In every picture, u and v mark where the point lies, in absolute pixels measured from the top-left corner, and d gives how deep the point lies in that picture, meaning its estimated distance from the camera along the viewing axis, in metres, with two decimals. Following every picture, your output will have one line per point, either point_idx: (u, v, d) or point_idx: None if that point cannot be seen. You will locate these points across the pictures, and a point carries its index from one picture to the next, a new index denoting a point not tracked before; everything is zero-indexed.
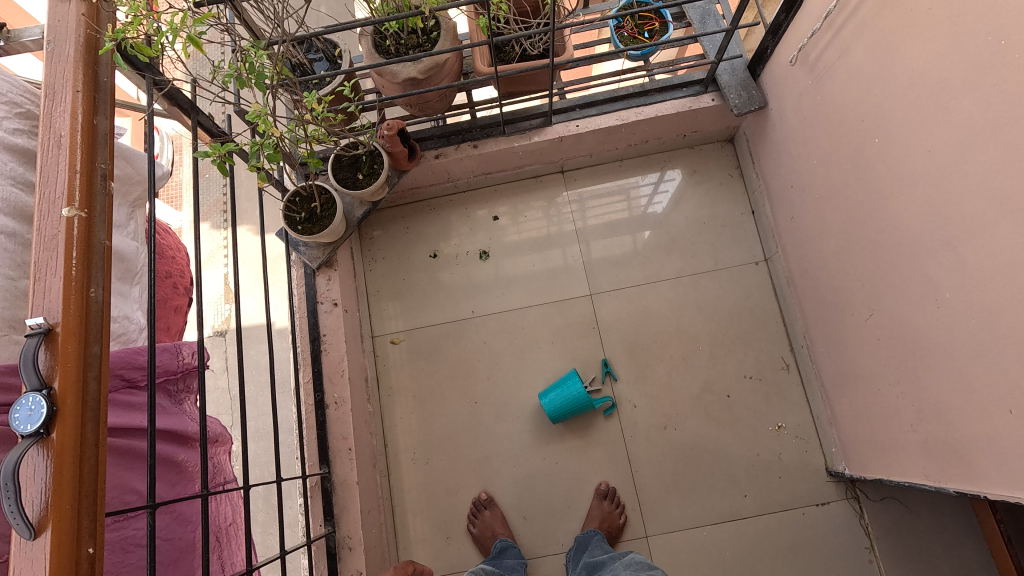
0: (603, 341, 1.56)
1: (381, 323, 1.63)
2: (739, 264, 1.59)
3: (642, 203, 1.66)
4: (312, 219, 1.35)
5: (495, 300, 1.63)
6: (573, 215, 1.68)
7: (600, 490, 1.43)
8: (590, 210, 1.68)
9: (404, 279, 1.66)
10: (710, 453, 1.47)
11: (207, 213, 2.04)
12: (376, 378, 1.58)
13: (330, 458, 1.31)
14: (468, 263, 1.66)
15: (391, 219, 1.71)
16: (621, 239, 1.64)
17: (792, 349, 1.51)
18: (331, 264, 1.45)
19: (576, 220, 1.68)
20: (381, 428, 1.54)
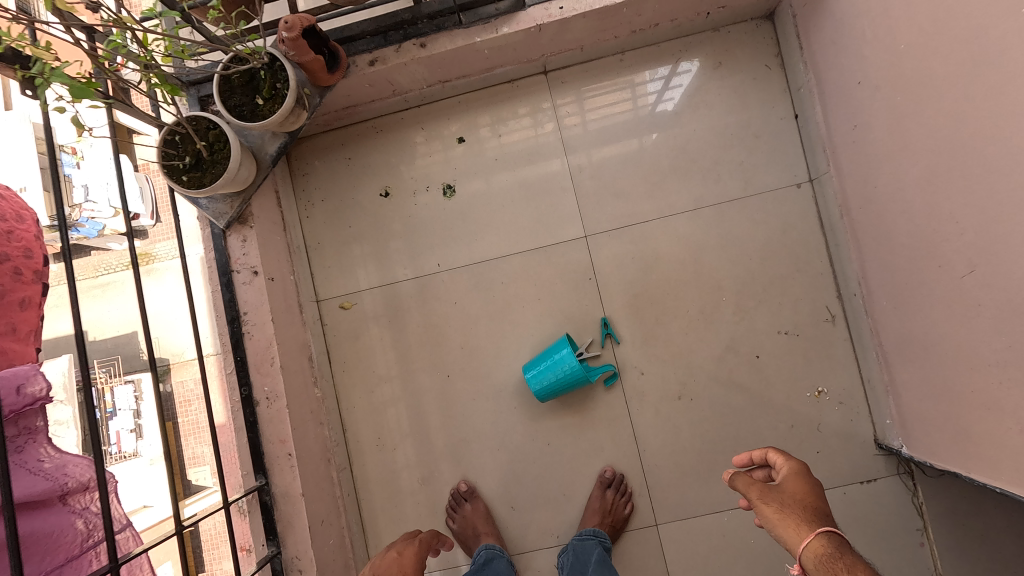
0: (602, 296, 1.26)
1: (327, 283, 1.31)
2: (775, 189, 1.23)
3: (649, 106, 1.27)
4: (201, 165, 0.97)
5: (466, 248, 1.30)
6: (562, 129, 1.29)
7: (604, 478, 1.21)
8: (588, 118, 1.29)
9: (351, 226, 1.32)
10: (734, 427, 1.22)
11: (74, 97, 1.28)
12: (328, 352, 1.30)
13: (267, 467, 1.08)
14: (431, 201, 1.31)
15: (327, 149, 1.33)
16: (623, 161, 1.27)
17: (839, 296, 1.20)
18: (247, 220, 1.11)
19: (568, 134, 1.29)
20: (339, 412, 1.29)
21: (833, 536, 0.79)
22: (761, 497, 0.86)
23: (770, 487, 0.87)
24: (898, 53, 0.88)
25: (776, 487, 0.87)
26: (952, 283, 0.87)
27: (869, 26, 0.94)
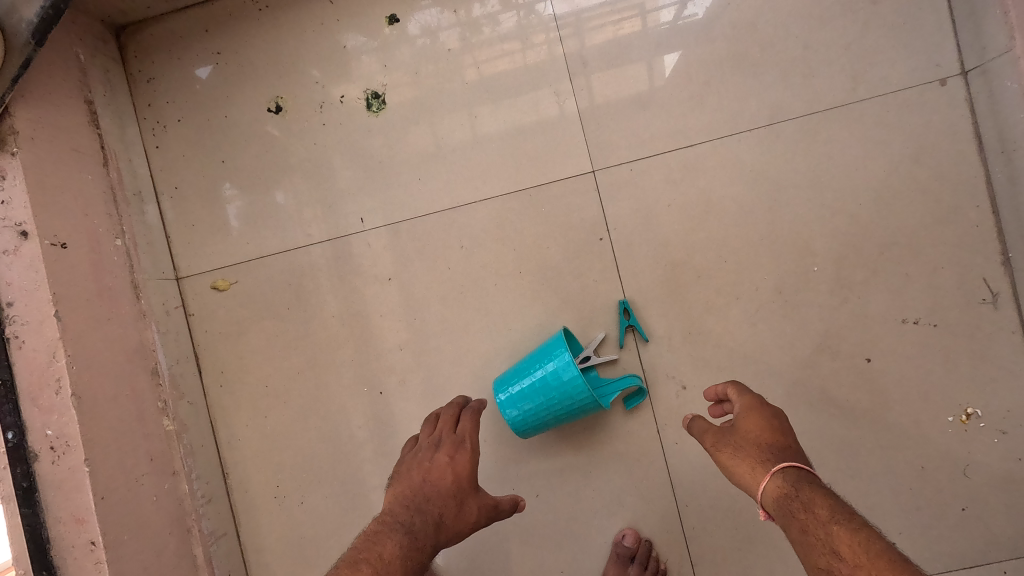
0: (620, 266, 0.80)
1: (189, 253, 0.84)
2: (902, 90, 0.76)
3: (667, 11, 0.79)
4: None
5: (407, 194, 0.83)
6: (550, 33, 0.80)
7: (621, 549, 0.77)
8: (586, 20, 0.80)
9: (226, 161, 0.84)
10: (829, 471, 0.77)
11: None
12: (195, 359, 0.84)
13: (53, 565, 0.63)
14: (350, 120, 0.83)
15: (184, 39, 0.84)
16: (650, 46, 0.79)
17: (1005, 263, 0.75)
18: (4, 142, 0.64)
19: (557, 45, 0.80)
20: (214, 449, 0.84)
21: (794, 473, 0.58)
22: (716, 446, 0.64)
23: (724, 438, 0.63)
24: None
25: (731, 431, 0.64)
26: None
27: None
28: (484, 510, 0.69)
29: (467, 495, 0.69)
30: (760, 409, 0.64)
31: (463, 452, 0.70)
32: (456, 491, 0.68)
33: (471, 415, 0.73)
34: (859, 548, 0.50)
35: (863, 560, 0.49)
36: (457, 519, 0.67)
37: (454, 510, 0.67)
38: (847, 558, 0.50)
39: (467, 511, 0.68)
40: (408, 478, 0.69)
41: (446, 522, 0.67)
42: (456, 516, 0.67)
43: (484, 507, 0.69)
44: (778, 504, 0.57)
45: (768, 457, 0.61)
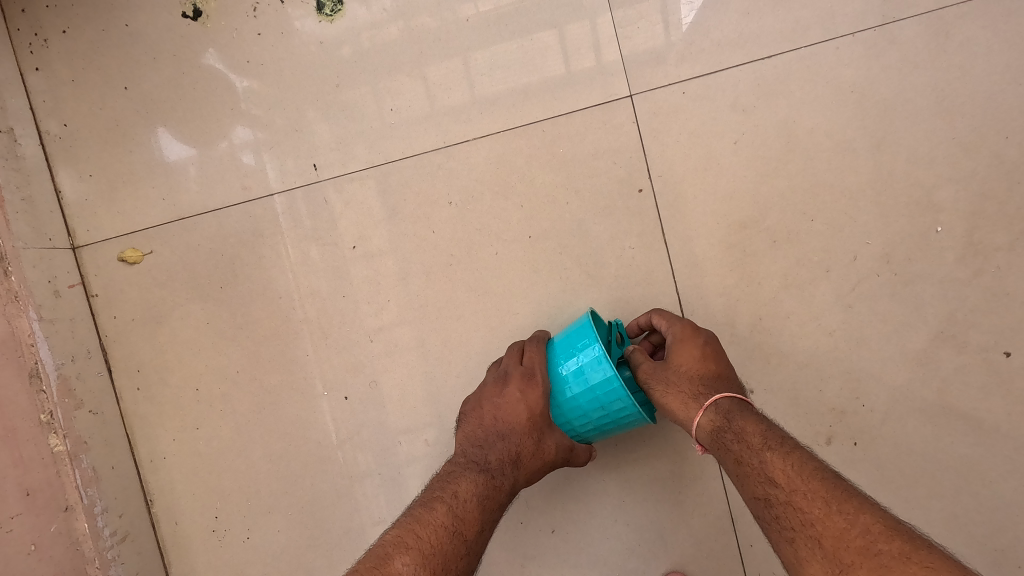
0: (666, 226, 0.59)
1: (89, 212, 0.63)
2: None
3: None
4: None
5: (375, 131, 0.62)
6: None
7: None
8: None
9: (131, 88, 0.62)
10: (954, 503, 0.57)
11: None
12: (102, 353, 0.64)
13: None
14: (298, 28, 0.62)
15: None
16: None
17: None
18: None
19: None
20: (133, 469, 0.64)
21: (730, 404, 0.47)
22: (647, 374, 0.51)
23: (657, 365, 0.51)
24: None
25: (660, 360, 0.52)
26: None
27: None
28: (566, 449, 0.53)
29: (547, 430, 0.52)
30: (695, 337, 0.51)
31: (537, 386, 0.53)
32: (533, 427, 0.52)
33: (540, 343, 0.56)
34: (794, 474, 0.39)
35: (800, 484, 0.39)
36: (534, 462, 0.52)
37: (532, 449, 0.52)
38: (784, 484, 0.39)
39: (546, 450, 0.52)
40: (476, 417, 0.54)
41: (523, 463, 0.52)
42: (534, 455, 0.52)
43: (566, 444, 0.53)
44: (712, 440, 0.46)
45: (700, 391, 0.49)
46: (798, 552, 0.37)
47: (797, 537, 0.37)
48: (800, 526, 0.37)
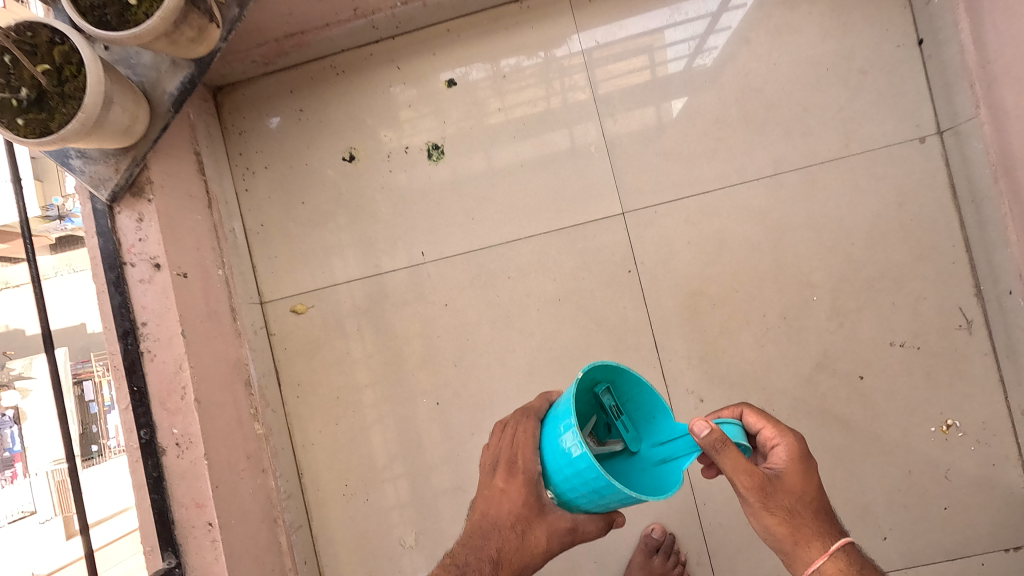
0: (645, 293, 0.92)
1: (274, 279, 0.98)
2: (888, 146, 0.88)
3: (675, 63, 0.93)
4: (42, 99, 0.63)
5: (460, 231, 0.96)
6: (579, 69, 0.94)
7: (649, 540, 0.89)
8: (599, 61, 0.94)
9: (306, 202, 0.98)
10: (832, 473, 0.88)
11: None
12: (275, 372, 0.96)
13: (177, 542, 0.75)
14: (413, 166, 0.97)
15: (269, 97, 0.98)
16: (661, 92, 0.93)
17: (979, 296, 0.86)
18: (144, 188, 0.78)
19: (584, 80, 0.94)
20: (291, 452, 0.96)
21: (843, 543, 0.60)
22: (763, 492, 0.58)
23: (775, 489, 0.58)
24: None
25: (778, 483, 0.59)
26: None
27: None
28: (554, 537, 0.59)
29: (532, 522, 0.60)
30: (800, 461, 0.61)
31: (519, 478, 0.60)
32: (517, 521, 0.60)
33: (532, 421, 0.62)
34: None
35: None
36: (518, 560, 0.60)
37: (517, 543, 0.60)
38: None
39: (531, 541, 0.60)
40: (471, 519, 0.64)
41: (506, 559, 0.61)
42: (518, 549, 0.60)
43: (557, 532, 0.60)
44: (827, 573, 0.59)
45: (816, 526, 0.60)
46: None
47: None
48: None
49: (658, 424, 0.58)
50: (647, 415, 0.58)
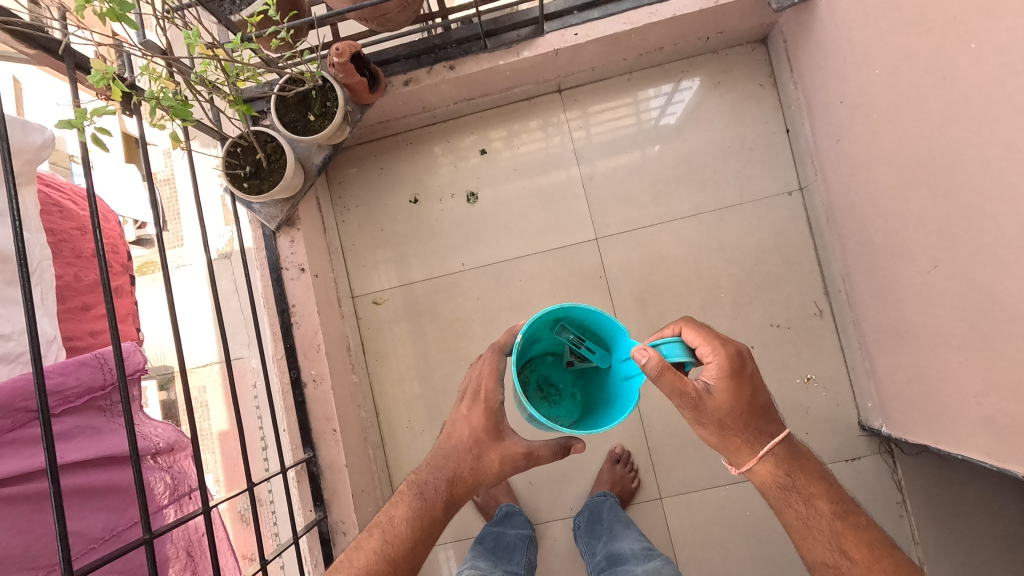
0: (610, 291, 1.39)
1: (361, 280, 1.45)
2: (768, 196, 1.36)
3: (656, 113, 1.41)
4: (259, 173, 1.11)
5: (488, 249, 1.43)
6: (574, 130, 1.43)
7: (613, 454, 1.35)
8: (594, 122, 1.43)
9: (384, 229, 1.46)
10: None
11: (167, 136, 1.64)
12: (362, 342, 1.43)
13: (314, 441, 1.21)
14: (456, 206, 1.45)
15: (362, 158, 1.47)
16: (627, 155, 1.41)
17: (827, 293, 1.33)
18: (294, 222, 1.24)
19: (576, 136, 1.43)
20: (372, 397, 1.41)
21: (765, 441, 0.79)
22: (692, 406, 0.75)
23: (700, 401, 0.75)
24: (875, 75, 1.01)
25: (705, 397, 0.75)
26: (923, 276, 1.00)
27: (852, 50, 1.06)
28: (506, 458, 0.85)
29: (488, 448, 0.85)
30: (730, 377, 0.75)
31: (478, 409, 0.86)
32: (473, 446, 0.85)
33: (495, 356, 0.84)
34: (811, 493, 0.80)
35: (808, 499, 0.79)
36: (473, 475, 0.85)
37: (472, 463, 0.85)
38: (801, 492, 0.80)
39: (486, 461, 0.85)
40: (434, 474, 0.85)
41: (459, 479, 0.84)
42: (472, 468, 0.85)
43: (510, 456, 0.85)
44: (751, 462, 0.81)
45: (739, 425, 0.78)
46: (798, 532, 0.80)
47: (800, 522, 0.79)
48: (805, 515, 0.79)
49: (620, 340, 0.74)
50: (610, 334, 0.75)
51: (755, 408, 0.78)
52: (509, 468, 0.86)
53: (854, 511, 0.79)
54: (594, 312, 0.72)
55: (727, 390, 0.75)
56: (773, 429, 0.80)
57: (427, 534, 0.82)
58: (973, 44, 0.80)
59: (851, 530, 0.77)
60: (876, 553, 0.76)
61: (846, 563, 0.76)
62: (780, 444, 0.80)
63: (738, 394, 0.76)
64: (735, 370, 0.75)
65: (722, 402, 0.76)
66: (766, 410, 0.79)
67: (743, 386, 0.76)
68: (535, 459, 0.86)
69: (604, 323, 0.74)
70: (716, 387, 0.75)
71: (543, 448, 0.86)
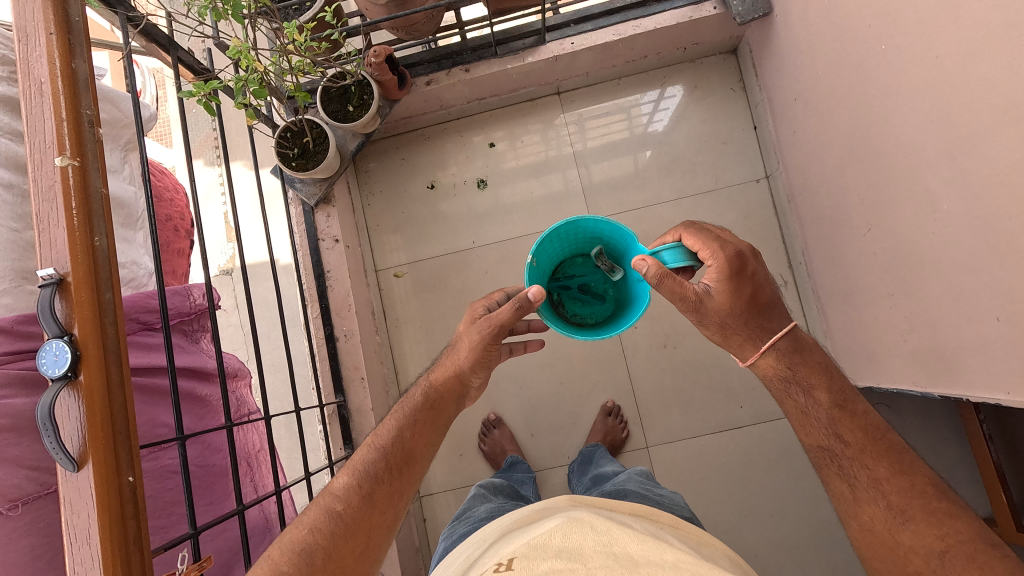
0: None
1: (383, 257, 1.66)
2: (739, 184, 1.58)
3: (646, 117, 1.63)
4: (305, 154, 1.32)
5: (495, 230, 1.63)
6: (572, 140, 1.65)
7: (605, 407, 1.53)
8: (591, 133, 1.64)
9: (405, 212, 1.66)
10: (709, 369, 1.54)
11: (200, 150, 2.00)
12: (383, 310, 1.63)
13: (344, 388, 1.40)
14: (468, 192, 1.66)
15: (386, 150, 1.68)
16: (621, 161, 1.62)
17: (791, 267, 1.54)
18: (330, 200, 1.45)
19: (574, 145, 1.64)
20: (392, 358, 1.61)
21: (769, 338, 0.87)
22: (694, 305, 0.84)
23: (702, 301, 0.84)
24: (817, 74, 1.22)
25: (705, 297, 0.84)
26: (860, 239, 1.20)
27: (800, 55, 1.27)
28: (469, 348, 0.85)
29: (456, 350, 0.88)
30: (726, 278, 0.84)
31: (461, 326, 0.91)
32: (449, 351, 0.89)
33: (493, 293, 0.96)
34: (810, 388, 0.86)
35: (808, 388, 0.86)
36: (449, 367, 0.86)
37: (445, 366, 0.87)
38: (801, 384, 0.87)
39: (456, 358, 0.86)
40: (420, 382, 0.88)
41: (437, 378, 0.86)
42: (446, 370, 0.87)
43: (472, 345, 0.85)
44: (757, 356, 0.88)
45: (741, 324, 0.87)
46: (802, 421, 0.87)
47: (804, 411, 0.86)
48: (808, 405, 0.86)
49: (631, 245, 0.95)
50: (624, 241, 0.96)
51: (757, 305, 0.87)
52: (480, 355, 0.85)
53: (851, 400, 0.86)
54: (602, 221, 0.93)
55: (725, 291, 0.84)
56: (776, 325, 0.87)
57: (416, 423, 0.81)
58: (883, 45, 0.99)
59: (847, 417, 0.84)
60: (870, 437, 0.83)
61: (839, 445, 0.83)
62: (783, 339, 0.87)
63: (736, 293, 0.85)
64: (735, 271, 0.83)
65: (721, 302, 0.85)
66: (769, 307, 0.87)
67: (740, 286, 0.84)
68: (502, 332, 0.84)
69: (614, 227, 0.94)
70: (715, 287, 0.84)
71: (504, 315, 0.83)
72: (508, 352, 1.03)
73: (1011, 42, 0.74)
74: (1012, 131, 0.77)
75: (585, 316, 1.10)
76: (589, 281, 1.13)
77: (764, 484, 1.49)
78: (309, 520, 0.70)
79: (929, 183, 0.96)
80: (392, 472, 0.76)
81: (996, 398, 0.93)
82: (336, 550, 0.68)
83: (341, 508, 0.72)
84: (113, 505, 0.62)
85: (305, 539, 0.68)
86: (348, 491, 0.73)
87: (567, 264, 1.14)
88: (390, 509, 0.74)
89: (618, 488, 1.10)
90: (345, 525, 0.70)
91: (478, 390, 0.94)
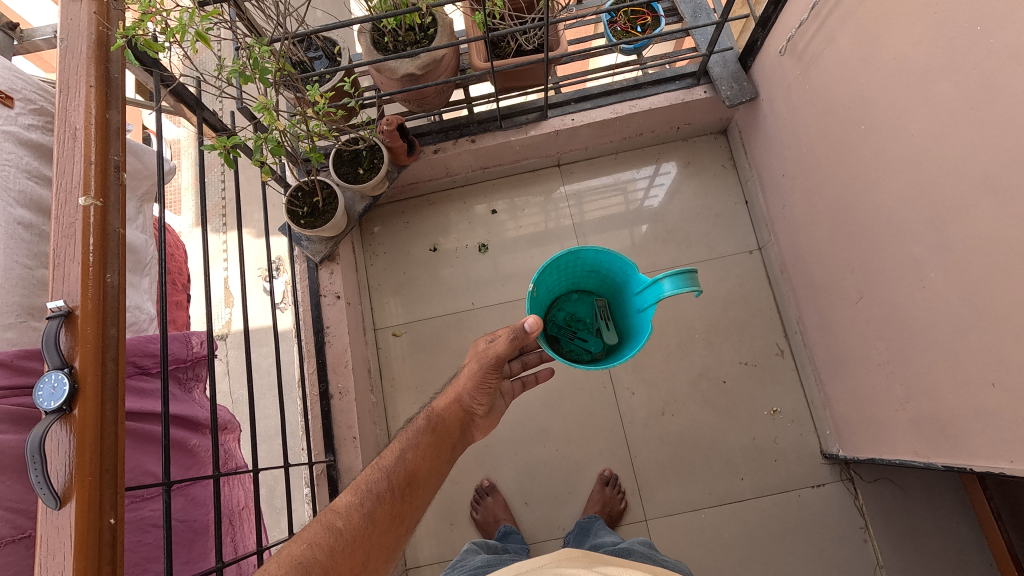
0: None
1: (383, 316, 1.67)
2: (732, 255, 1.63)
3: (642, 191, 1.70)
4: (314, 213, 1.37)
5: (494, 292, 1.66)
6: (570, 213, 1.71)
7: (602, 476, 1.49)
8: (589, 207, 1.71)
9: (405, 272, 1.70)
10: (707, 438, 1.51)
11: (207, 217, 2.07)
12: (379, 369, 1.62)
13: (335, 447, 1.36)
14: (469, 257, 1.69)
15: (391, 215, 1.74)
16: (618, 233, 1.67)
17: (786, 336, 1.56)
18: (334, 257, 1.49)
19: (573, 217, 1.70)
20: (385, 418, 1.58)
21: None
22: None
23: None
24: (803, 151, 1.29)
25: None
26: (853, 308, 1.22)
27: (786, 134, 1.35)
28: (472, 375, 0.89)
29: (458, 388, 0.89)
30: None
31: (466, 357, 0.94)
32: (451, 381, 0.92)
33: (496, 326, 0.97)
34: None
35: None
36: (449, 396, 0.88)
37: (446, 394, 0.89)
38: None
39: (458, 392, 0.88)
40: (426, 407, 0.88)
41: (437, 405, 0.87)
42: (446, 400, 0.88)
43: (473, 374, 0.89)
44: None
45: None
46: None
47: None
48: None
49: (633, 275, 0.94)
50: (627, 272, 0.97)
51: None
52: (481, 382, 0.89)
53: None
54: (604, 251, 0.94)
55: None
56: None
57: (420, 445, 0.79)
58: (862, 125, 1.06)
59: None
60: None
61: None
62: None
63: None
64: None
65: None
66: None
67: None
68: (501, 360, 0.88)
69: (615, 259, 0.96)
70: None
71: (501, 346, 0.87)
72: (521, 386, 1.03)
73: (984, 119, 0.80)
74: (992, 202, 0.81)
75: (582, 351, 1.12)
76: (581, 315, 1.16)
77: (768, 562, 1.42)
78: (308, 535, 0.66)
79: (916, 253, 0.99)
80: (395, 493, 0.73)
81: (999, 467, 0.91)
82: (334, 566, 0.64)
83: (342, 524, 0.68)
84: (90, 549, 0.59)
85: (303, 553, 0.63)
86: (349, 508, 0.70)
87: (562, 300, 1.18)
88: (392, 531, 0.70)
89: (622, 547, 1.12)
90: (345, 542, 0.66)
91: (486, 420, 0.94)
